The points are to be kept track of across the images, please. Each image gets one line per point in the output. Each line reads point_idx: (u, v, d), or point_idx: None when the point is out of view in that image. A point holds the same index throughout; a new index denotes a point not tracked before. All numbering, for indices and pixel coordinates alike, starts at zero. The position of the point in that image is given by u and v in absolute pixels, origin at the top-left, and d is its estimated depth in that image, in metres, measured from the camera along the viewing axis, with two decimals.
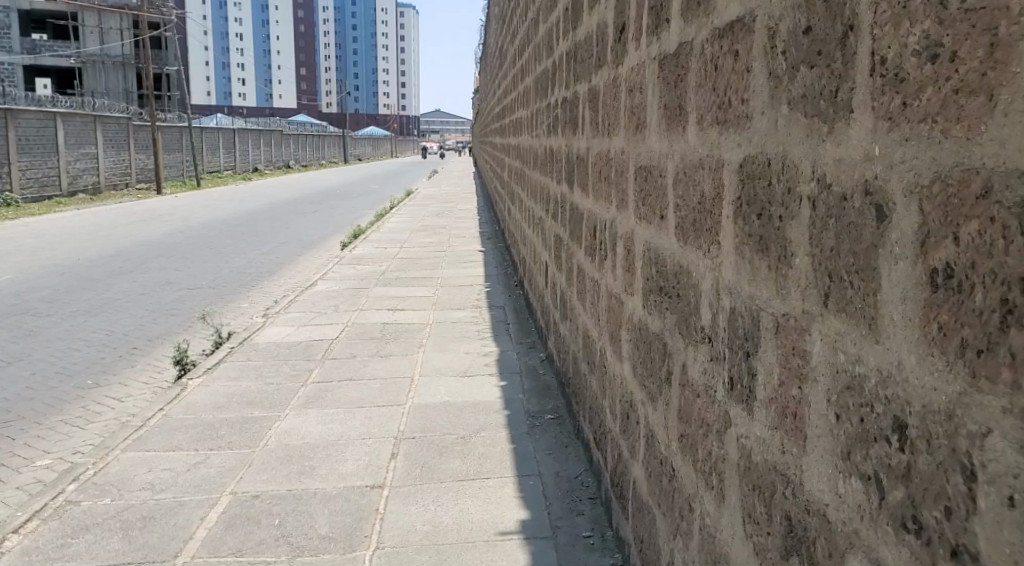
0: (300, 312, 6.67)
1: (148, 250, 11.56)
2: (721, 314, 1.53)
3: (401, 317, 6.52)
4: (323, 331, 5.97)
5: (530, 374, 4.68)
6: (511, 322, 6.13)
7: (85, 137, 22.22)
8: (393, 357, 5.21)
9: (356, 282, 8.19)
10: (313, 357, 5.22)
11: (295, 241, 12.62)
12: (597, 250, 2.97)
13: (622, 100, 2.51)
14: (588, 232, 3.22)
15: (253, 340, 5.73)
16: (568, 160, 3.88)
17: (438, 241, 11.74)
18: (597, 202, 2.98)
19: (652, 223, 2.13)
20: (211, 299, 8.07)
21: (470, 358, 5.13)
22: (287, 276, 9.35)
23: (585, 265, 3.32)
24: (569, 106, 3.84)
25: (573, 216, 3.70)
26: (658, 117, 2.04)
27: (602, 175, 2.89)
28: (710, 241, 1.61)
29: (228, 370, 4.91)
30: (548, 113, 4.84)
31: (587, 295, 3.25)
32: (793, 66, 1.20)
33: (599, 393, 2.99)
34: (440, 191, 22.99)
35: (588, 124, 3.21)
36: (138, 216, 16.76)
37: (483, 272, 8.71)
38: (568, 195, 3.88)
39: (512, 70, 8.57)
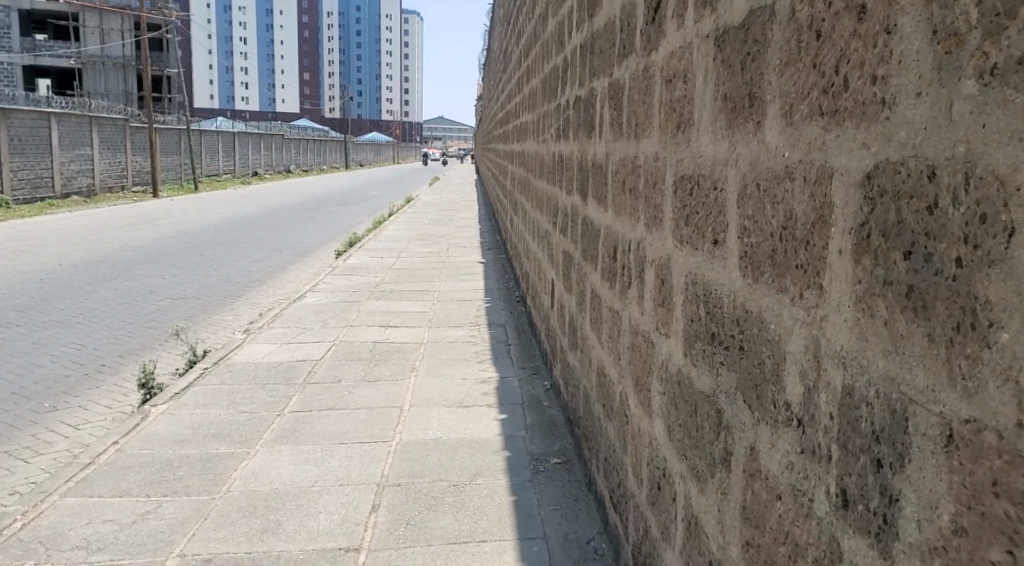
0: (284, 329, 6.19)
1: (134, 256, 11.08)
2: (826, 393, 1.06)
3: (394, 335, 6.04)
4: (307, 351, 5.48)
5: (534, 406, 4.21)
6: (512, 344, 5.66)
7: (80, 138, 21.74)
8: (382, 382, 4.73)
9: (349, 295, 7.71)
10: (293, 382, 4.73)
11: (288, 249, 12.14)
12: (619, 275, 2.51)
13: (656, 93, 2.05)
14: (606, 252, 2.76)
15: (230, 360, 5.25)
16: (581, 168, 3.43)
17: (437, 250, 11.26)
18: (619, 219, 2.52)
19: (700, 249, 1.67)
20: (194, 310, 7.59)
21: (467, 385, 4.65)
22: (276, 286, 8.88)
23: (601, 291, 2.85)
24: (583, 106, 3.39)
25: (586, 232, 3.23)
26: (712, 113, 1.57)
27: (626, 186, 2.42)
28: (804, 284, 1.13)
29: (198, 396, 4.43)
30: (558, 117, 4.40)
31: (604, 326, 2.79)
32: (994, 15, 0.73)
33: (618, 446, 2.51)
34: (441, 198, 22.58)
35: (608, 126, 2.76)
36: (129, 220, 16.30)
37: (483, 286, 8.24)
38: (581, 208, 3.42)
39: (516, 72, 8.14)
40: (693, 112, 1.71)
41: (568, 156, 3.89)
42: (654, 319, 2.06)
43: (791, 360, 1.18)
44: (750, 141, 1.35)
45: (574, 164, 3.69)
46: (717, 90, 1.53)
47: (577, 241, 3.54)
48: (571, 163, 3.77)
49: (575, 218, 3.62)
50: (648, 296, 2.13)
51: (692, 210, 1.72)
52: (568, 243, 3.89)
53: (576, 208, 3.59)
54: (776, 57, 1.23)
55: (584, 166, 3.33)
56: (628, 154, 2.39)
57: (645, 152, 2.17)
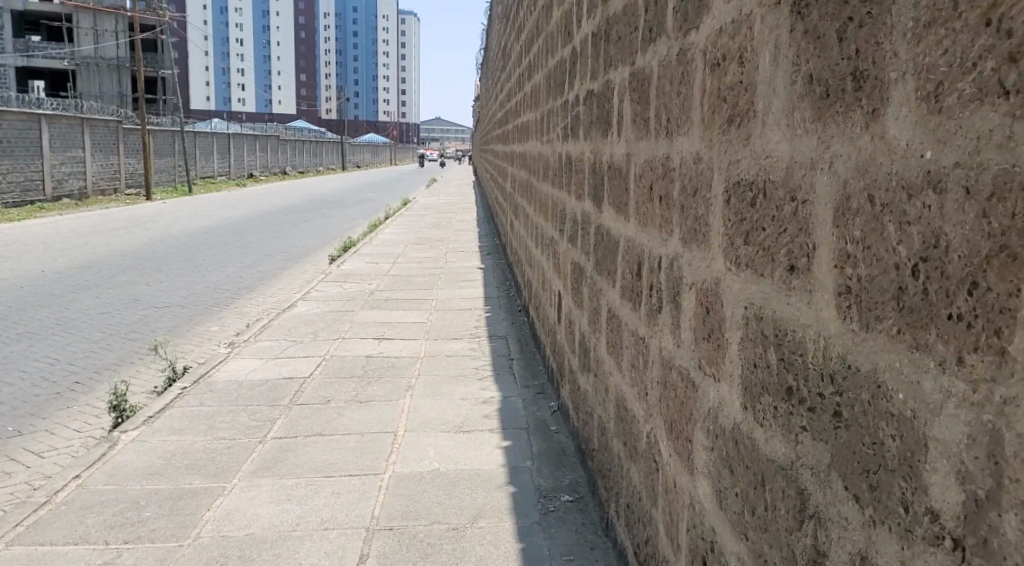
0: (273, 342, 5.82)
1: (122, 261, 10.73)
2: (1020, 518, 0.70)
3: (389, 349, 5.67)
4: (295, 367, 5.11)
5: (540, 430, 3.85)
6: (515, 358, 5.30)
7: (71, 140, 21.33)
8: (374, 403, 4.37)
9: (342, 303, 7.35)
10: (279, 402, 4.37)
11: (281, 254, 11.77)
12: (645, 295, 2.16)
13: (698, 79, 1.69)
14: (628, 266, 2.40)
15: (211, 378, 4.88)
16: (594, 170, 3.07)
17: (434, 255, 10.89)
18: (645, 230, 2.17)
19: (766, 276, 1.31)
20: (179, 321, 7.21)
21: (467, 405, 4.29)
22: (267, 293, 8.52)
23: (621, 311, 2.50)
24: (596, 100, 3.03)
25: (602, 243, 2.88)
26: (788, 101, 1.21)
27: (654, 192, 2.07)
28: (965, 344, 0.78)
29: (173, 420, 4.06)
30: (565, 115, 4.06)
31: (626, 352, 2.43)
32: None
33: (645, 495, 2.16)
34: (440, 200, 22.30)
35: (629, 122, 2.40)
36: (120, 224, 15.96)
37: (483, 293, 7.90)
38: (595, 214, 3.06)
39: (517, 70, 7.79)
40: (755, 102, 1.36)
41: (578, 157, 3.54)
42: (694, 354, 1.70)
43: (939, 453, 0.82)
44: (857, 136, 0.99)
45: (584, 165, 3.34)
46: (795, 70, 1.17)
47: (590, 251, 3.19)
48: (582, 164, 3.42)
49: (587, 225, 3.26)
50: (686, 324, 1.77)
51: (753, 226, 1.36)
52: (578, 253, 3.55)
53: (589, 214, 3.23)
54: (907, 17, 0.87)
55: (598, 167, 2.97)
56: (658, 154, 2.03)
57: (681, 154, 1.81)
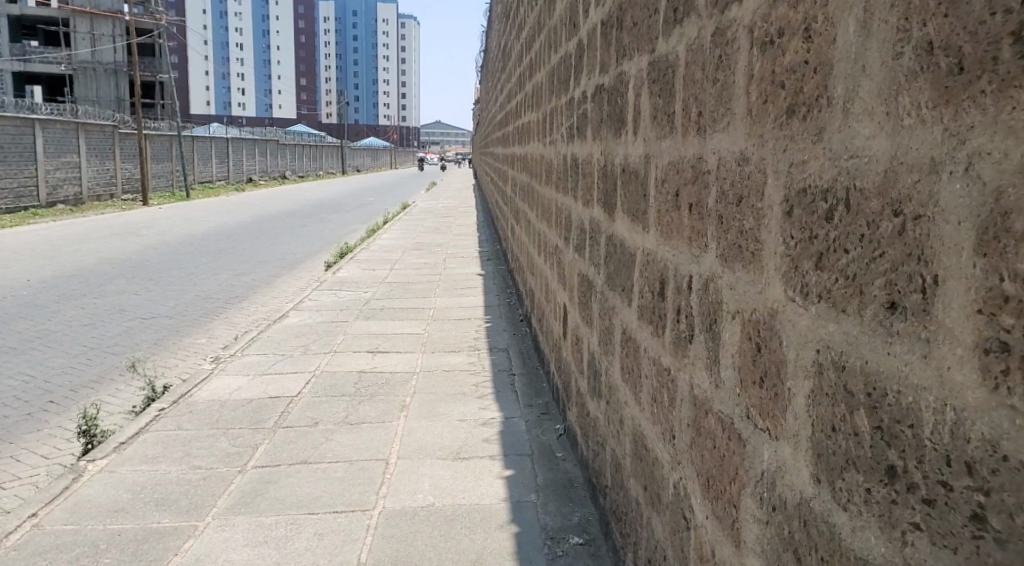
0: (260, 357, 5.50)
1: (111, 269, 10.41)
2: None
3: (383, 363, 5.35)
4: (282, 384, 4.79)
5: (545, 457, 3.53)
6: (517, 374, 4.99)
7: (66, 145, 21.02)
8: (365, 425, 4.04)
9: (336, 313, 7.04)
10: (263, 425, 4.05)
11: (275, 261, 11.47)
12: (670, 319, 1.85)
13: (743, 63, 1.38)
14: (648, 283, 2.09)
15: (192, 397, 4.56)
16: (605, 172, 2.75)
17: (433, 261, 10.59)
18: (670, 243, 1.86)
19: (849, 314, 1.00)
20: (165, 333, 6.89)
21: (467, 428, 3.98)
22: (259, 303, 8.21)
23: (639, 335, 2.19)
24: (608, 96, 2.73)
25: (615, 255, 2.57)
26: (888, 80, 0.90)
27: (681, 200, 1.76)
28: None
29: (147, 447, 3.74)
30: (570, 114, 3.75)
31: (645, 383, 2.12)
32: None
33: (672, 555, 1.84)
34: (439, 204, 22.07)
35: (649, 117, 2.09)
36: (113, 230, 15.65)
37: (483, 301, 7.59)
38: (606, 222, 2.75)
39: (518, 69, 7.48)
40: (830, 86, 1.05)
41: (585, 159, 3.22)
42: (740, 401, 1.39)
43: None
44: None
45: (593, 168, 3.03)
46: (901, 37, 0.86)
47: (600, 264, 2.88)
48: (590, 166, 3.10)
49: (597, 233, 2.94)
50: (727, 360, 1.46)
51: (829, 246, 1.05)
52: (586, 265, 3.24)
53: (598, 221, 2.92)
54: None
55: (610, 169, 2.66)
56: (686, 155, 1.72)
57: (719, 155, 1.50)
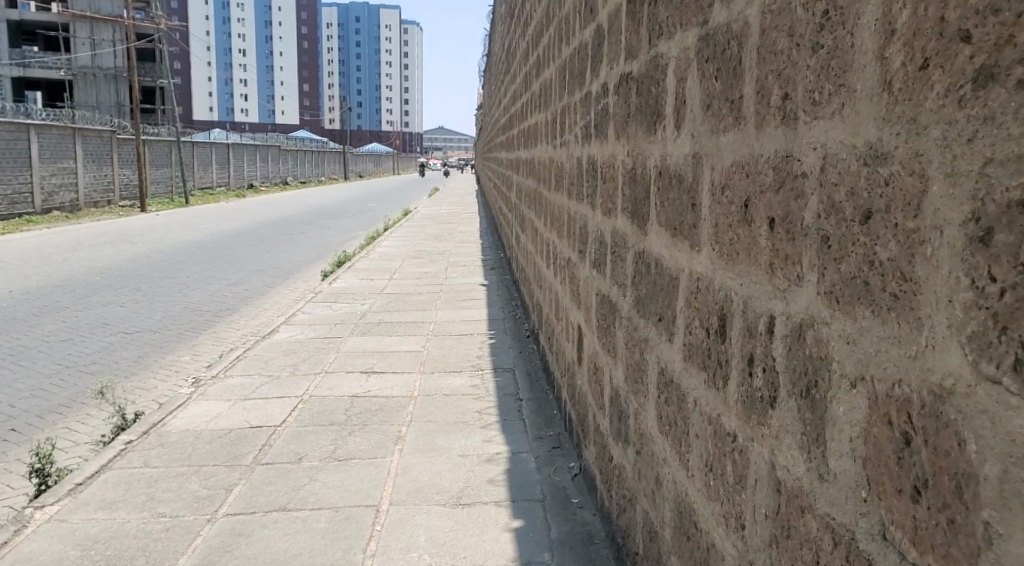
0: (245, 378, 5.06)
1: (98, 280, 9.99)
2: None
3: (378, 386, 4.91)
4: (265, 411, 4.35)
5: (559, 504, 3.08)
6: (524, 399, 4.55)
7: (62, 150, 20.63)
8: (355, 461, 3.60)
9: (329, 328, 6.61)
10: (241, 462, 3.61)
11: (270, 270, 11.06)
12: (735, 369, 1.42)
13: (872, 13, 0.94)
14: (699, 316, 1.66)
15: (165, 427, 4.12)
16: (634, 177, 2.32)
17: (433, 271, 10.15)
18: (735, 268, 1.42)
19: None
20: (146, 350, 6.45)
21: (469, 465, 3.54)
22: (251, 316, 7.79)
23: (685, 382, 1.75)
24: (637, 86, 2.30)
25: (649, 276, 2.13)
26: None
27: (756, 212, 1.32)
28: None
29: (106, 491, 3.29)
30: (586, 110, 3.33)
31: (694, 443, 1.68)
32: None
33: None
34: (441, 210, 21.75)
35: (701, 106, 1.67)
36: (106, 237, 15.24)
37: (486, 314, 7.18)
38: (635, 234, 2.32)
39: (523, 69, 7.08)
40: None
41: (606, 163, 2.79)
42: (869, 510, 0.96)
43: None
44: None
45: (617, 171, 2.60)
46: None
47: (626, 285, 2.44)
48: (613, 170, 2.67)
49: (623, 247, 2.51)
50: (843, 447, 1.02)
51: None
52: (608, 283, 2.80)
53: (624, 234, 2.49)
54: None
55: (641, 172, 2.23)
56: (764, 152, 1.29)
57: (827, 149, 1.06)
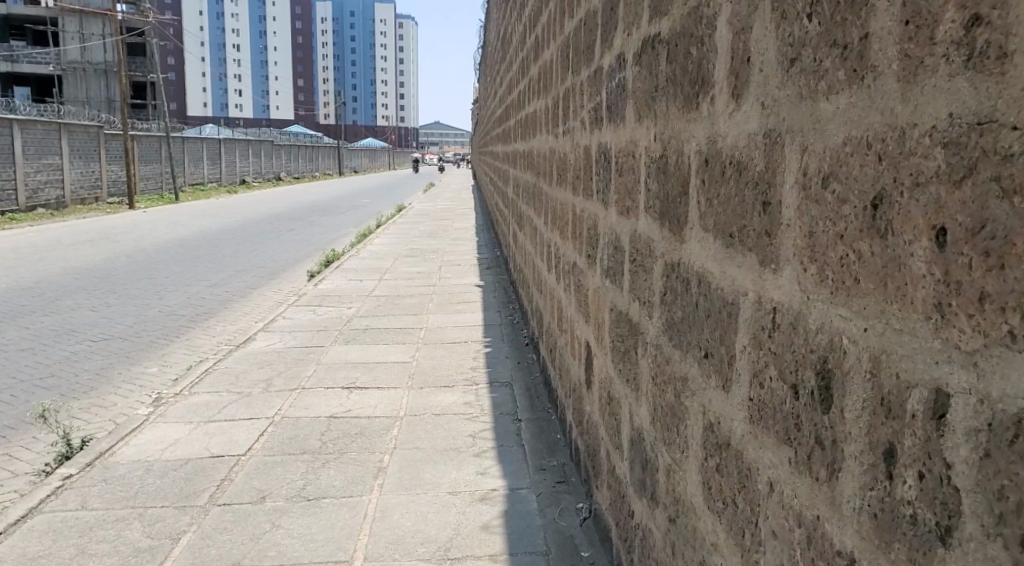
0: (211, 397, 4.56)
1: (72, 282, 9.45)
2: None
3: (359, 404, 4.40)
4: (229, 437, 3.85)
5: (566, 559, 2.58)
6: (522, 420, 4.04)
7: (47, 147, 19.99)
8: (326, 501, 3.10)
9: (311, 336, 6.11)
10: (194, 502, 3.11)
11: (256, 270, 10.55)
12: (852, 458, 0.92)
13: None
14: (776, 364, 1.16)
15: (114, 457, 3.61)
16: (665, 167, 1.82)
17: (426, 271, 9.63)
18: (854, 302, 0.93)
19: None
20: (111, 361, 5.93)
21: (460, 505, 3.04)
22: (230, 321, 7.28)
23: (750, 452, 1.26)
24: (667, 50, 1.80)
25: (687, 295, 1.63)
26: None
27: (902, 219, 0.83)
28: None
29: (28, 543, 2.78)
30: (595, 90, 2.82)
31: (769, 544, 1.18)
32: None
33: None
34: (436, 206, 21.21)
35: (779, 62, 1.16)
36: (88, 235, 14.70)
37: (480, 319, 6.68)
38: (666, 241, 1.81)
39: (520, 54, 6.58)
40: None
41: (624, 149, 2.29)
42: None
43: None
44: None
45: (640, 159, 2.09)
46: None
47: (653, 305, 1.94)
48: (634, 158, 2.17)
49: (649, 255, 2.00)
50: None
51: None
52: (625, 296, 2.30)
53: (650, 239, 1.98)
54: None
55: (675, 159, 1.72)
56: (921, 120, 0.79)
57: None
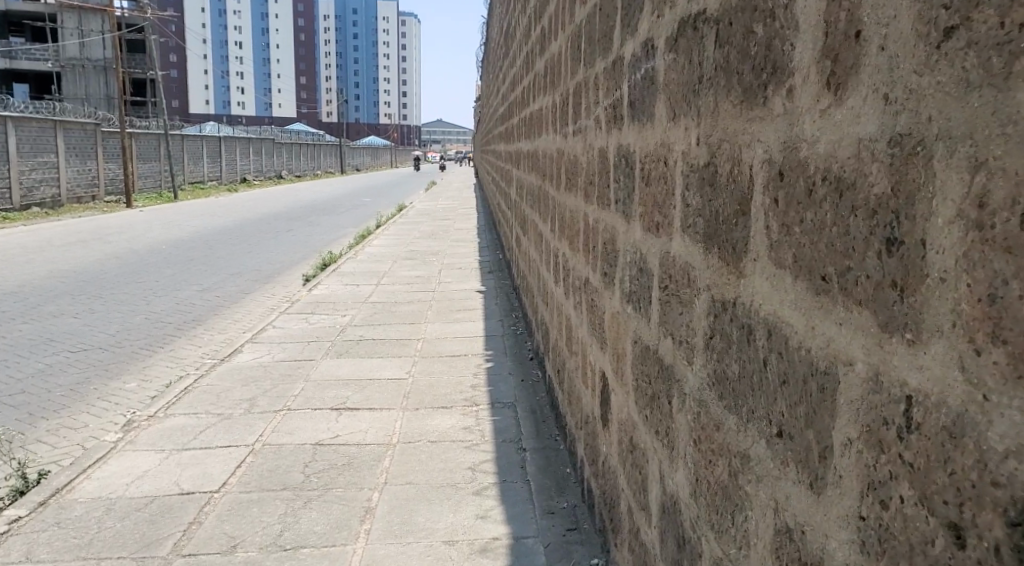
0: (188, 420, 4.18)
1: (56, 286, 9.06)
2: None
3: (349, 430, 4.02)
4: (203, 470, 3.47)
5: None
6: (527, 449, 3.66)
7: (42, 145, 19.58)
8: (305, 552, 2.73)
9: (302, 348, 5.73)
10: (155, 552, 2.74)
11: (249, 273, 10.16)
12: None
13: None
14: (915, 482, 0.79)
15: (71, 494, 3.23)
16: (713, 178, 1.44)
17: (425, 275, 9.24)
18: None
19: None
20: (88, 374, 5.55)
21: (457, 558, 2.66)
22: (218, 330, 6.90)
23: None
24: (716, 30, 1.42)
25: (748, 347, 1.25)
26: None
27: None
28: None
29: None
30: (615, 83, 2.44)
31: None
32: None
33: None
34: (437, 206, 20.84)
35: (919, 33, 0.78)
36: (79, 236, 14.30)
37: (482, 329, 6.30)
38: (714, 271, 1.44)
39: (524, 47, 6.19)
40: None
41: (653, 152, 1.91)
42: None
43: None
44: None
45: (675, 165, 1.71)
46: None
47: (694, 349, 1.57)
48: (667, 164, 1.79)
49: (687, 284, 1.62)
50: None
51: None
52: (653, 329, 1.93)
53: (690, 266, 1.61)
54: None
55: (730, 168, 1.35)
56: None
57: None
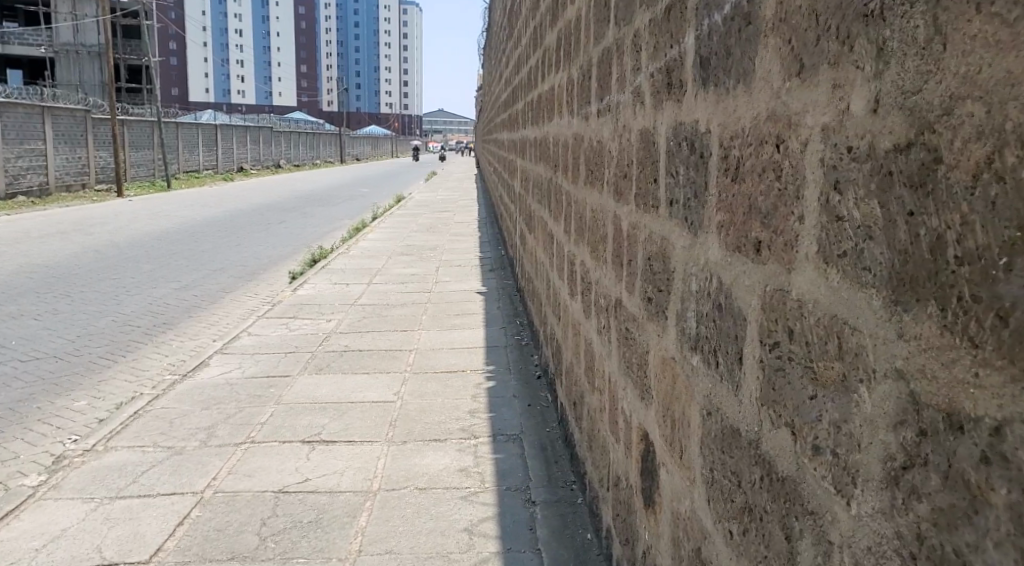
0: (131, 456, 3.50)
1: (21, 283, 8.35)
2: None
3: (320, 471, 3.34)
4: (135, 531, 2.80)
5: None
6: (537, 503, 2.98)
7: (29, 131, 18.73)
8: None
9: (278, 360, 5.05)
10: None
11: (233, 270, 9.48)
12: None
13: None
14: None
15: None
16: (923, 170, 0.76)
17: (422, 274, 8.54)
18: None
19: None
20: (32, 391, 4.85)
21: None
22: (191, 336, 6.22)
23: None
24: None
25: None
26: None
27: None
28: None
29: None
30: (670, 37, 1.75)
31: None
32: None
33: None
34: (438, 197, 20.16)
35: None
36: (60, 227, 13.60)
37: (481, 338, 5.62)
38: (923, 347, 0.77)
39: (531, 23, 5.52)
40: None
41: (754, 127, 1.23)
42: None
43: None
44: None
45: (807, 151, 1.04)
46: None
47: (857, 473, 0.90)
48: (786, 148, 1.11)
49: (834, 354, 0.96)
50: None
51: None
52: (747, 405, 1.26)
53: (843, 322, 0.94)
54: None
55: (986, 152, 0.67)
56: None
57: None
